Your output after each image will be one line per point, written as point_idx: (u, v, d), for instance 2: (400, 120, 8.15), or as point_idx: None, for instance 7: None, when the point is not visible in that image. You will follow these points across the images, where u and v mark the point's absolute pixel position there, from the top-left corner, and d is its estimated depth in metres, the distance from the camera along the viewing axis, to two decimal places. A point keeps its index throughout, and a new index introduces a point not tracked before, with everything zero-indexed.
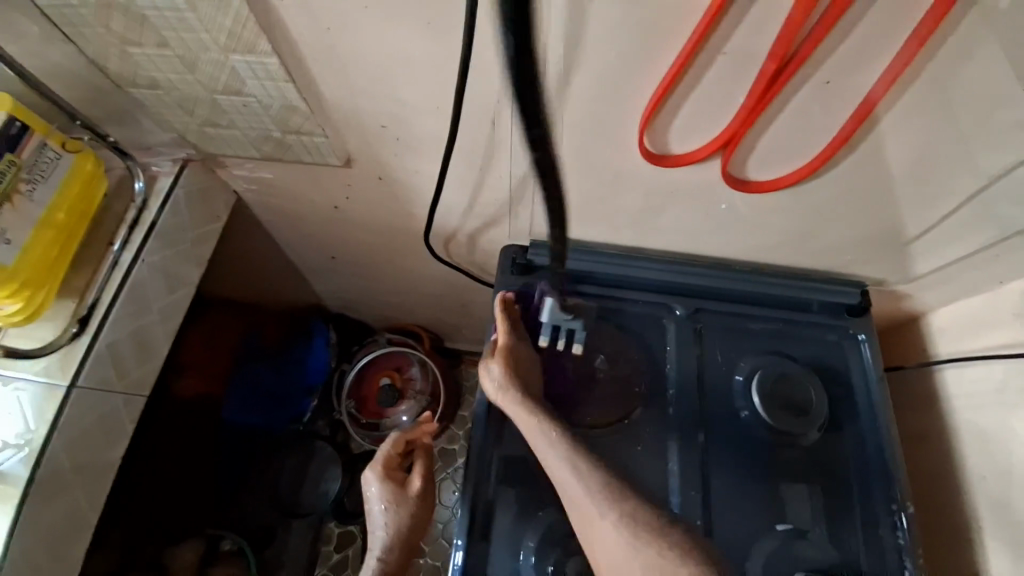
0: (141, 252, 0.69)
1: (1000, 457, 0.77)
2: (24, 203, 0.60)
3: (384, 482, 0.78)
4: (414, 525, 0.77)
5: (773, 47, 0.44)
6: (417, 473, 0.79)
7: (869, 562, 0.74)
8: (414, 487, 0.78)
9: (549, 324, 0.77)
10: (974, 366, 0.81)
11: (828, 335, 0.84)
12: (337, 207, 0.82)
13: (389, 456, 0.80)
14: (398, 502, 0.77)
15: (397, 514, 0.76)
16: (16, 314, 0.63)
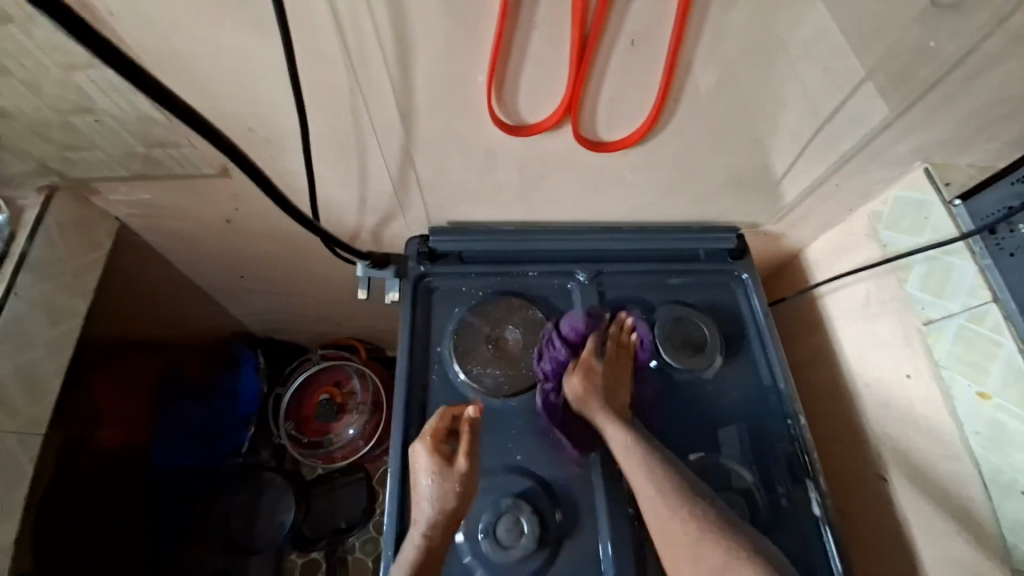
0: (13, 286, 0.67)
1: (874, 362, 0.86)
2: None
3: (431, 454, 0.71)
4: (460, 502, 0.69)
5: (572, 29, 0.52)
6: (465, 450, 0.71)
7: (778, 476, 0.80)
8: (462, 463, 0.71)
9: (365, 277, 0.88)
10: (844, 287, 0.91)
11: (716, 279, 0.91)
12: (229, 221, 0.82)
13: (438, 426, 0.73)
14: (445, 477, 0.70)
15: (443, 490, 0.69)
16: None
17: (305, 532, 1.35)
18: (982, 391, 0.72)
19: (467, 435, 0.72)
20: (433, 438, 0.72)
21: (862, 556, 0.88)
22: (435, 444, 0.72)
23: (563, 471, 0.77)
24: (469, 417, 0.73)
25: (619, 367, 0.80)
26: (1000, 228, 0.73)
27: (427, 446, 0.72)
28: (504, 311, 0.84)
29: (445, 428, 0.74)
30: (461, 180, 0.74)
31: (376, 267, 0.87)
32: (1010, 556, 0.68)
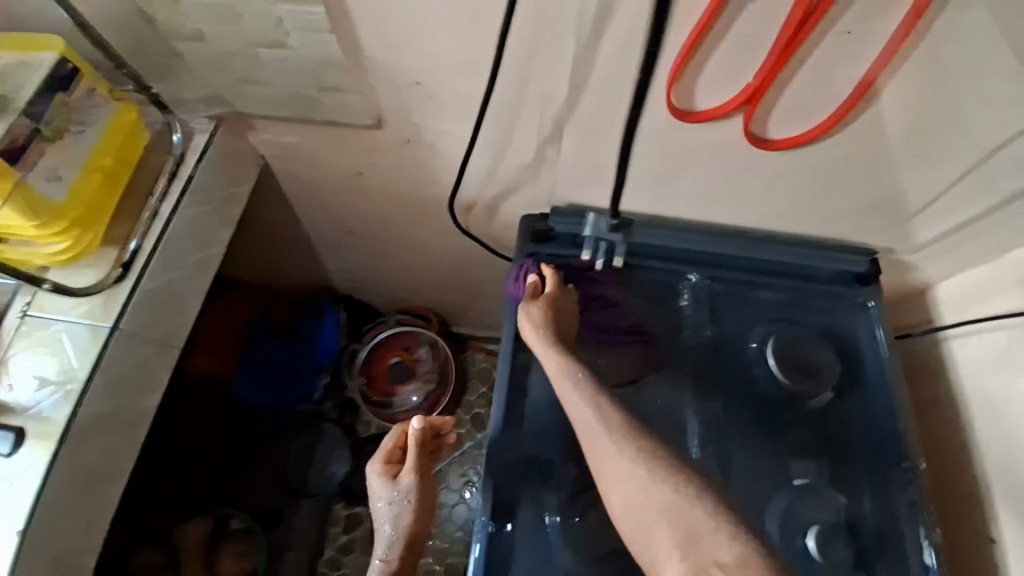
0: (180, 203, 0.67)
1: (1002, 420, 0.79)
2: (75, 142, 0.57)
3: (381, 476, 0.89)
4: (413, 512, 0.87)
5: (787, 18, 0.54)
6: (407, 469, 0.88)
7: (885, 520, 0.73)
8: (407, 481, 0.88)
9: (591, 239, 0.84)
10: (980, 334, 0.83)
11: (838, 302, 0.85)
12: (360, 172, 0.83)
13: (388, 451, 0.91)
14: (394, 496, 0.88)
15: (395, 507, 0.88)
16: (63, 253, 0.58)
17: (354, 486, 1.42)
18: None
19: (410, 456, 0.88)
20: (381, 464, 0.90)
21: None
22: (385, 465, 0.90)
23: None
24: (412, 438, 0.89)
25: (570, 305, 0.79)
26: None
27: (377, 469, 0.90)
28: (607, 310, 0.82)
29: (396, 450, 0.92)
30: (597, 159, 0.73)
31: (613, 228, 0.83)
32: None
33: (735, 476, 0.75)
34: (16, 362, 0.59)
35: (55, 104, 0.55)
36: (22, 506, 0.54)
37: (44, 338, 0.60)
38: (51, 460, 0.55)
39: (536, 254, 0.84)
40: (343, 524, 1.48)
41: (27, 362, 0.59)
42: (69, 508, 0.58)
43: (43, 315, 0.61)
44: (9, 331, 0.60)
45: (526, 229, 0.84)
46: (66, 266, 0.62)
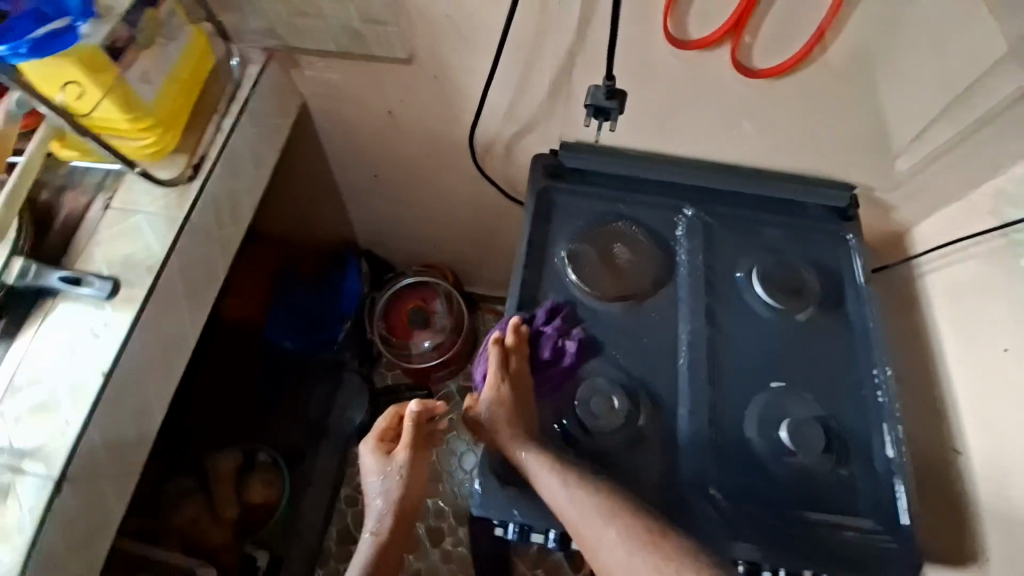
0: (238, 120, 0.77)
1: (972, 338, 0.87)
2: (161, 53, 0.68)
3: (375, 450, 0.90)
4: (402, 489, 0.87)
5: None
6: (402, 441, 0.88)
7: (859, 422, 0.79)
8: (400, 456, 0.88)
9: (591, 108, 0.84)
10: (952, 267, 0.92)
11: (824, 235, 0.93)
12: (391, 113, 0.94)
13: (383, 427, 0.92)
14: (387, 468, 0.88)
15: (387, 482, 0.88)
16: (148, 147, 0.69)
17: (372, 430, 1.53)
18: None
19: (404, 429, 0.89)
20: (375, 438, 0.91)
21: (952, 536, 0.85)
22: (379, 440, 0.91)
23: (651, 373, 0.81)
24: (414, 412, 0.88)
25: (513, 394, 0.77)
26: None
27: (371, 444, 0.90)
28: (608, 235, 0.90)
29: (390, 429, 0.93)
30: None
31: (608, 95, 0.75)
32: None
33: (725, 383, 0.82)
34: (100, 245, 0.68)
35: (145, 19, 0.66)
36: (108, 353, 0.62)
37: (125, 225, 0.69)
38: (134, 317, 0.64)
39: (545, 187, 0.92)
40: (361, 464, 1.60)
41: (111, 243, 0.68)
42: (148, 364, 0.66)
43: (125, 208, 0.70)
44: (93, 222, 0.69)
45: (538, 165, 0.93)
46: (150, 163, 0.72)
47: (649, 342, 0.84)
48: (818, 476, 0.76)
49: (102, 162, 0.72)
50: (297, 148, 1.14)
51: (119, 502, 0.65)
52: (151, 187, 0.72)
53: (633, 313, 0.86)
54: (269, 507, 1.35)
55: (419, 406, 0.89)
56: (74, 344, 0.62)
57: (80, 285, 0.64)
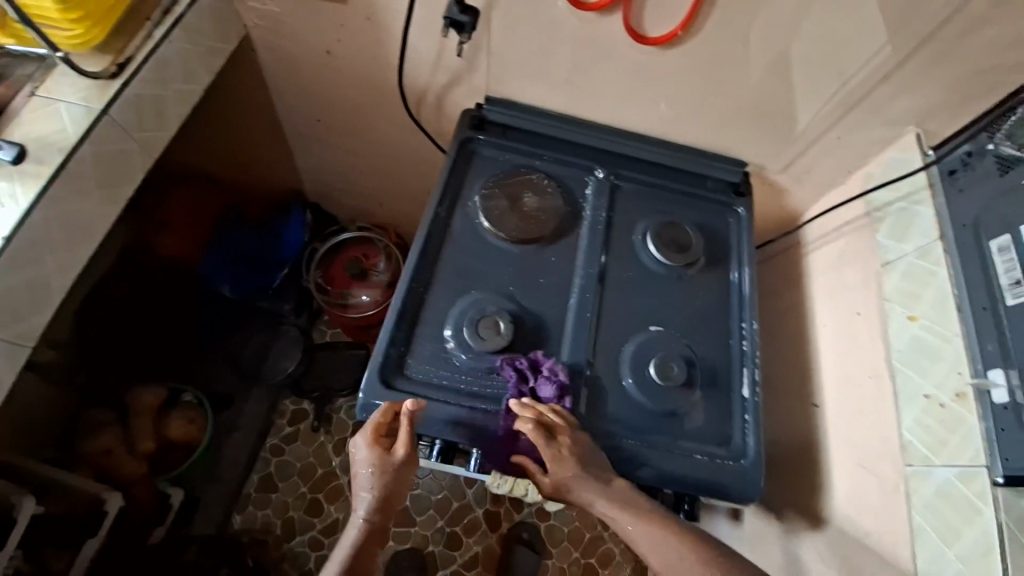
0: (171, 32, 0.83)
1: (835, 304, 0.95)
2: None
3: (370, 447, 0.75)
4: (396, 486, 0.75)
5: None
6: (403, 439, 0.75)
7: (720, 362, 0.89)
8: (400, 454, 0.75)
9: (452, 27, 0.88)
10: (830, 243, 1.00)
11: (717, 204, 1.02)
12: (329, 52, 1.01)
13: (379, 422, 0.77)
14: (384, 467, 0.74)
15: (380, 478, 0.74)
16: (74, 37, 0.74)
17: (304, 382, 1.57)
18: (911, 315, 0.80)
19: (407, 428, 0.76)
20: (373, 432, 0.76)
21: (801, 479, 0.93)
22: (375, 436, 0.76)
23: (543, 307, 0.90)
24: (409, 410, 0.76)
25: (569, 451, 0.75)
26: (960, 170, 0.81)
27: (367, 439, 0.75)
28: (521, 184, 0.97)
29: (386, 423, 0.77)
30: (521, 49, 0.92)
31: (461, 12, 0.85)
32: (903, 453, 0.76)
33: (608, 322, 0.90)
34: (21, 127, 0.73)
35: None
36: (9, 221, 0.67)
37: (45, 110, 0.74)
38: (39, 192, 0.70)
39: (471, 137, 0.99)
40: (289, 417, 1.59)
41: (30, 126, 0.73)
42: (51, 235, 0.72)
43: (47, 96, 0.75)
44: (16, 106, 0.75)
45: (466, 123, 1.00)
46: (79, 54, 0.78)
47: (547, 281, 0.92)
48: (679, 408, 0.85)
49: (31, 46, 0.78)
50: (251, 85, 1.16)
51: (6, 366, 0.69)
52: (76, 80, 0.77)
53: (537, 255, 0.93)
54: (189, 444, 1.35)
55: (416, 406, 0.77)
56: None
57: None
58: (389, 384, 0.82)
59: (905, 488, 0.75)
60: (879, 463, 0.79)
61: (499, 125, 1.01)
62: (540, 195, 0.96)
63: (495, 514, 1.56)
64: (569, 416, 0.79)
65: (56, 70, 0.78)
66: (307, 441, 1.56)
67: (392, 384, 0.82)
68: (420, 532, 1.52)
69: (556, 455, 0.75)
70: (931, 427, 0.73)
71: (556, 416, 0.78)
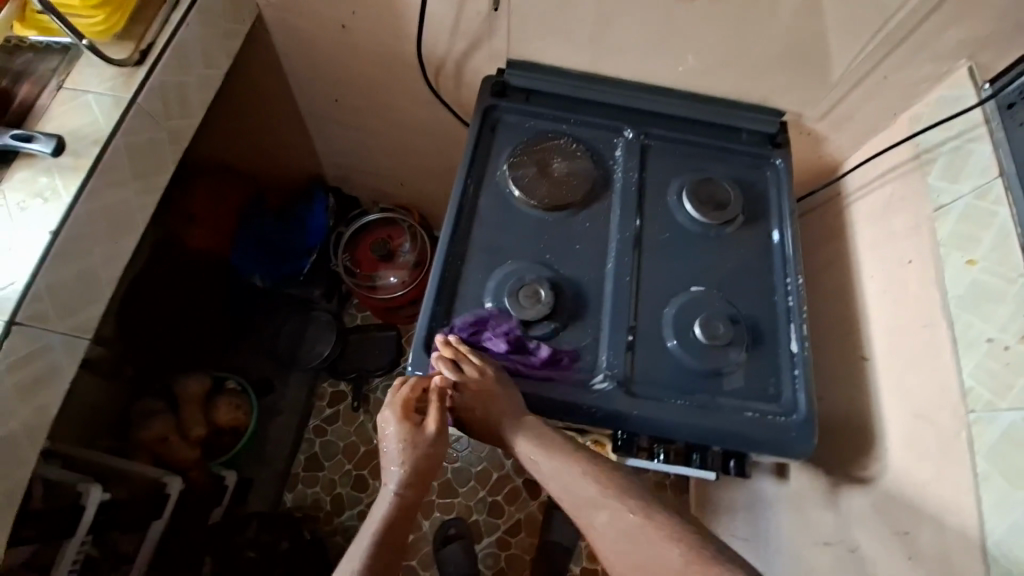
0: (187, 16, 0.83)
1: (882, 255, 0.92)
2: None
3: (400, 422, 0.76)
4: (427, 462, 0.75)
5: None
6: (435, 415, 0.76)
7: (765, 317, 0.88)
8: (431, 429, 0.76)
9: None
10: (875, 191, 0.96)
11: (753, 157, 0.98)
12: (344, 26, 0.99)
13: (408, 397, 0.78)
14: (415, 442, 0.75)
15: (412, 453, 0.75)
16: (97, 24, 0.76)
17: (340, 365, 1.60)
18: (970, 260, 0.76)
19: (436, 403, 0.77)
20: (403, 407, 0.77)
21: (849, 432, 0.92)
22: (405, 411, 0.77)
23: (580, 274, 0.89)
24: (438, 386, 0.78)
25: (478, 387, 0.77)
26: (1019, 102, 0.74)
27: (397, 414, 0.76)
28: (550, 150, 0.95)
29: (414, 399, 0.78)
30: (541, 7, 0.88)
31: None
32: (964, 399, 0.73)
33: (647, 285, 0.89)
34: (54, 121, 0.74)
35: None
36: (54, 215, 0.69)
37: (76, 103, 0.75)
38: (80, 185, 0.71)
39: (495, 105, 0.97)
40: (328, 400, 1.62)
41: (61, 120, 0.74)
42: (95, 229, 0.73)
43: (75, 88, 0.76)
44: (47, 102, 0.75)
45: (489, 90, 0.97)
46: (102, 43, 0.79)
47: (581, 248, 0.90)
48: (724, 367, 0.84)
49: (57, 37, 0.79)
50: (268, 74, 1.16)
51: (66, 356, 0.71)
52: (101, 70, 0.78)
53: (570, 221, 0.92)
54: (237, 429, 1.39)
55: (443, 381, 0.78)
56: (24, 200, 0.70)
57: (29, 141, 0.71)
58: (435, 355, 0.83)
59: (966, 434, 0.72)
60: (936, 410, 0.76)
61: (523, 90, 0.98)
62: (569, 160, 0.94)
63: (534, 483, 1.59)
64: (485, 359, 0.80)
65: (82, 61, 0.78)
66: (347, 423, 1.60)
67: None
68: (463, 503, 1.56)
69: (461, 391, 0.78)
70: (994, 371, 0.70)
71: (472, 358, 0.79)
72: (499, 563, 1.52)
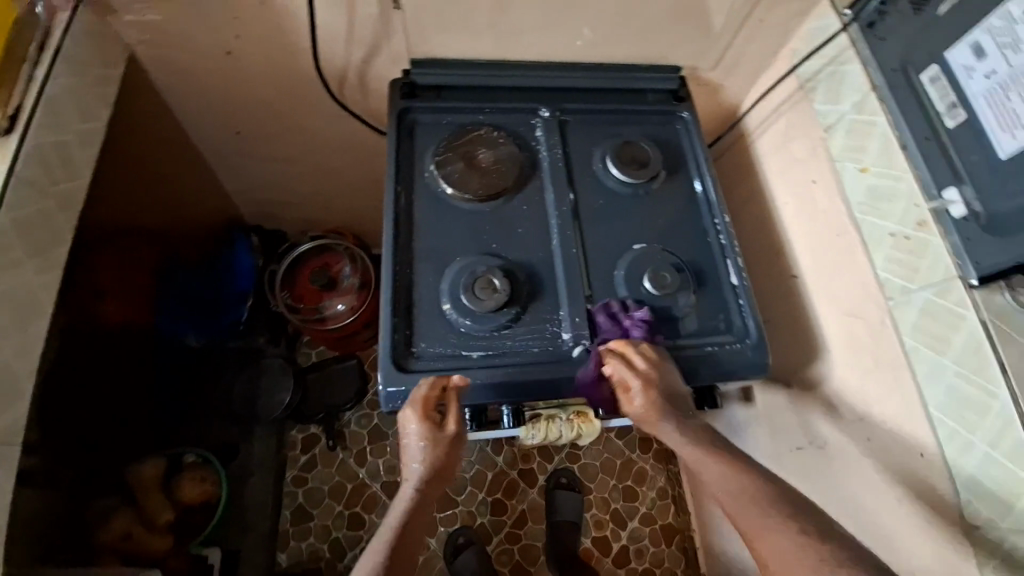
0: (52, 71, 0.79)
1: (791, 180, 1.00)
2: None
3: (421, 421, 0.75)
4: (447, 460, 0.75)
5: None
6: (454, 416, 0.76)
7: (704, 259, 0.94)
8: (450, 428, 0.75)
9: None
10: (774, 124, 1.04)
11: (662, 114, 1.03)
12: (230, 53, 0.94)
13: (427, 397, 0.76)
14: (436, 441, 0.75)
15: (433, 451, 0.74)
16: None
17: (304, 408, 1.53)
18: (862, 167, 0.85)
19: (456, 403, 0.77)
20: (423, 407, 0.75)
21: (792, 344, 1.01)
22: (425, 410, 0.75)
23: (529, 256, 0.90)
24: (455, 385, 0.78)
25: (658, 380, 0.78)
26: (876, 21, 0.85)
27: (417, 414, 0.75)
28: (473, 141, 0.95)
29: (434, 397, 0.77)
30: (433, 0, 0.88)
31: None
32: (883, 290, 0.81)
33: (593, 253, 0.92)
34: None
35: None
36: None
37: None
38: None
39: (410, 106, 0.96)
40: (301, 446, 1.56)
41: None
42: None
43: None
44: None
45: (401, 93, 0.96)
46: None
47: (525, 231, 0.91)
48: (678, 314, 0.89)
49: None
50: (150, 115, 1.04)
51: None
52: None
53: (509, 207, 0.93)
54: (207, 503, 1.31)
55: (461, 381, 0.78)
56: None
57: None
58: (405, 368, 0.81)
59: (889, 320, 0.80)
60: (862, 306, 0.85)
61: (430, 88, 0.98)
62: (495, 147, 0.95)
63: (530, 472, 1.61)
64: (658, 352, 0.81)
65: None
66: (327, 465, 1.54)
67: (408, 367, 0.82)
68: (466, 510, 1.55)
69: (644, 384, 0.77)
70: (903, 258, 0.79)
71: (643, 350, 0.81)
72: (513, 557, 1.52)
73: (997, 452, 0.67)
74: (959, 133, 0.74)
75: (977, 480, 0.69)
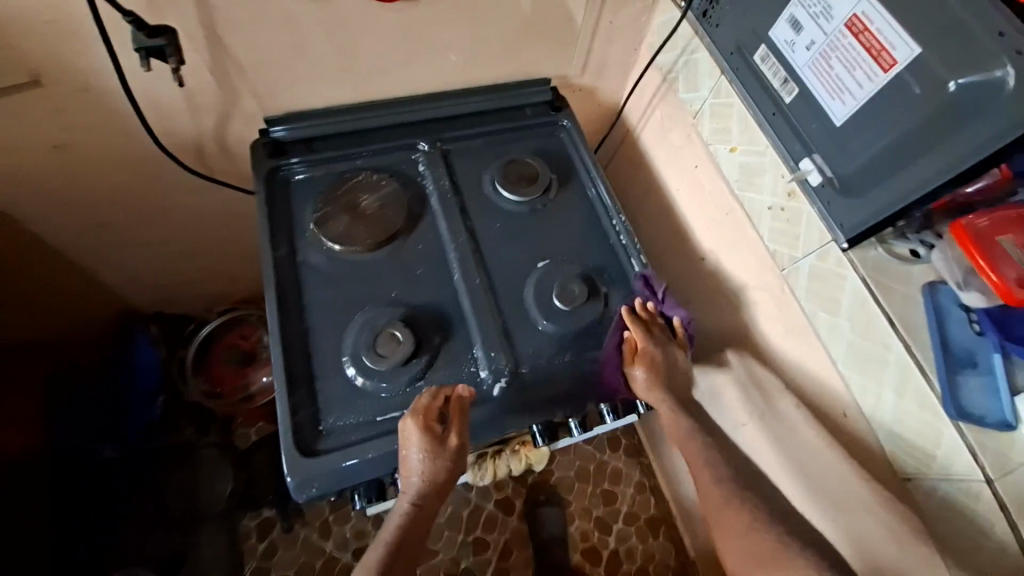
0: None
1: (678, 167, 1.02)
2: None
3: (423, 433, 0.72)
4: (446, 476, 0.74)
5: None
6: (457, 430, 0.74)
7: (610, 262, 0.93)
8: (451, 443, 0.73)
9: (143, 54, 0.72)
10: (652, 116, 1.06)
11: (543, 126, 1.02)
12: (59, 145, 0.85)
13: (429, 409, 0.74)
14: (437, 455, 0.72)
15: (433, 466, 0.73)
16: None
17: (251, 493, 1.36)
18: (732, 146, 0.89)
19: (458, 417, 0.75)
20: (425, 418, 0.73)
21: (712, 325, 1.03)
22: (426, 421, 0.73)
23: (432, 296, 0.86)
24: (456, 398, 0.76)
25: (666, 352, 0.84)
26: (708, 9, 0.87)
27: (419, 426, 0.72)
28: (354, 188, 0.90)
29: (436, 408, 0.75)
30: (272, 57, 0.83)
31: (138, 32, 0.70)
32: (775, 262, 0.84)
33: (498, 279, 0.89)
34: None
35: None
36: None
37: None
38: None
39: (278, 163, 0.90)
40: (257, 535, 1.35)
41: None
42: None
43: None
44: None
45: (266, 152, 0.90)
46: None
47: (424, 271, 0.88)
48: (592, 325, 0.87)
49: None
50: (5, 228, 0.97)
51: None
52: None
53: (404, 249, 0.89)
54: None
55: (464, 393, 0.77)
56: None
57: None
58: (312, 451, 0.75)
59: (788, 287, 0.83)
60: (767, 277, 0.87)
61: (298, 142, 0.93)
62: (378, 190, 0.91)
63: (506, 500, 1.56)
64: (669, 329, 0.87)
65: None
66: (290, 548, 1.35)
67: (316, 450, 0.75)
68: (448, 559, 1.48)
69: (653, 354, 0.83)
70: (783, 228, 0.82)
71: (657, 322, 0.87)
72: None
73: (905, 402, 0.69)
74: (796, 106, 0.76)
75: (894, 431, 0.71)
